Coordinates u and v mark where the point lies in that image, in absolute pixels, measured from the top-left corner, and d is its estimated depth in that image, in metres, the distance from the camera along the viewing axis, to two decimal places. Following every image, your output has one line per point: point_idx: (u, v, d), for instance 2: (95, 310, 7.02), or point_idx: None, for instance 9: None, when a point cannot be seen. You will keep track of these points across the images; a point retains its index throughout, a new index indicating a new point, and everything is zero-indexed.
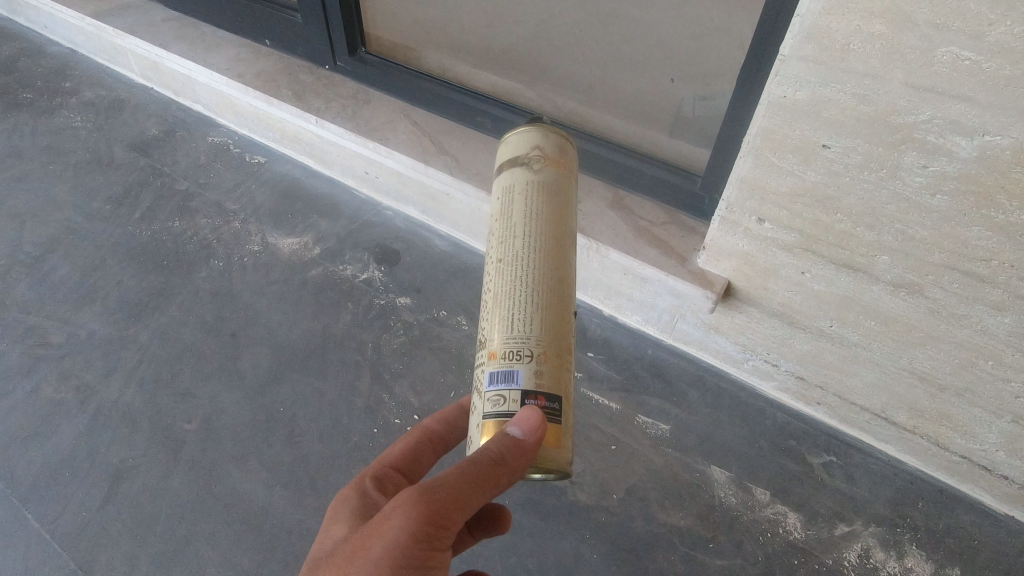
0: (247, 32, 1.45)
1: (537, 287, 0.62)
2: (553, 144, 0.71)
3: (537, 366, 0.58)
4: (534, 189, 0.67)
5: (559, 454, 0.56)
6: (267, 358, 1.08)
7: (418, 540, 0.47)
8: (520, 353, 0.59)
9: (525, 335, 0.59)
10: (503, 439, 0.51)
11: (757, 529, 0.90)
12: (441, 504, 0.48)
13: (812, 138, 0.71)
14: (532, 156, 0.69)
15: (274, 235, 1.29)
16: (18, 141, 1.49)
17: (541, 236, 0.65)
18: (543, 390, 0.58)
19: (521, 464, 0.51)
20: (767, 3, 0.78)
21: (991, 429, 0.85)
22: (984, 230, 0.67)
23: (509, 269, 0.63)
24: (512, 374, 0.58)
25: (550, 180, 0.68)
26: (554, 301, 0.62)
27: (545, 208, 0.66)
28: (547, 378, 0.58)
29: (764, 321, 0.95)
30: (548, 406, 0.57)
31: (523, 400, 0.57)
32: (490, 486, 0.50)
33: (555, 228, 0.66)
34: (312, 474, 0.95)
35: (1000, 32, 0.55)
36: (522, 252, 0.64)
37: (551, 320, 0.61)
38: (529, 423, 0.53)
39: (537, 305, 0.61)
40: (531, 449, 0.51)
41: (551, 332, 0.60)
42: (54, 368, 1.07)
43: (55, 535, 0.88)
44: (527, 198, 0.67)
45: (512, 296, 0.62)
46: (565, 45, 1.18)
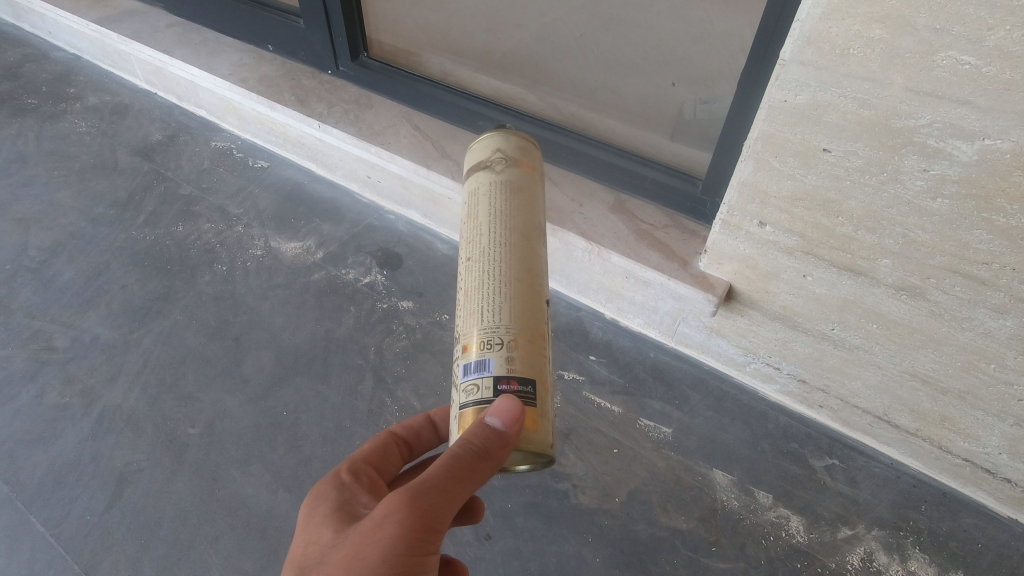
0: (249, 37, 1.46)
1: (504, 277, 0.64)
2: (516, 147, 0.74)
3: (508, 353, 0.59)
4: (498, 189, 0.71)
5: (537, 438, 0.56)
6: (270, 362, 1.08)
7: (412, 546, 0.48)
8: (490, 342, 0.60)
9: (495, 324, 0.61)
10: (484, 431, 0.52)
11: (759, 533, 0.90)
12: (432, 507, 0.49)
13: (813, 142, 0.72)
14: (494, 158, 0.73)
15: (277, 239, 1.29)
16: (23, 146, 1.50)
17: (507, 230, 0.67)
18: (515, 374, 0.58)
19: (504, 456, 0.52)
20: (767, 8, 0.78)
21: (994, 432, 0.85)
22: (985, 233, 0.67)
23: (477, 264, 0.65)
24: (484, 362, 0.59)
25: (513, 178, 0.72)
26: (522, 290, 0.63)
27: (510, 204, 0.69)
28: (519, 363, 0.59)
29: (766, 324, 0.95)
30: (521, 390, 0.58)
31: (495, 386, 0.57)
32: (476, 481, 0.51)
33: (521, 222, 0.68)
34: (315, 477, 0.95)
35: (1000, 37, 0.55)
36: (489, 247, 0.66)
37: (520, 308, 0.62)
38: (506, 410, 0.53)
39: (505, 295, 0.62)
40: (512, 440, 0.52)
41: (521, 319, 0.61)
42: (58, 372, 1.08)
43: (60, 538, 0.89)
44: (491, 198, 0.70)
45: (480, 289, 0.63)
46: (564, 50, 1.16)
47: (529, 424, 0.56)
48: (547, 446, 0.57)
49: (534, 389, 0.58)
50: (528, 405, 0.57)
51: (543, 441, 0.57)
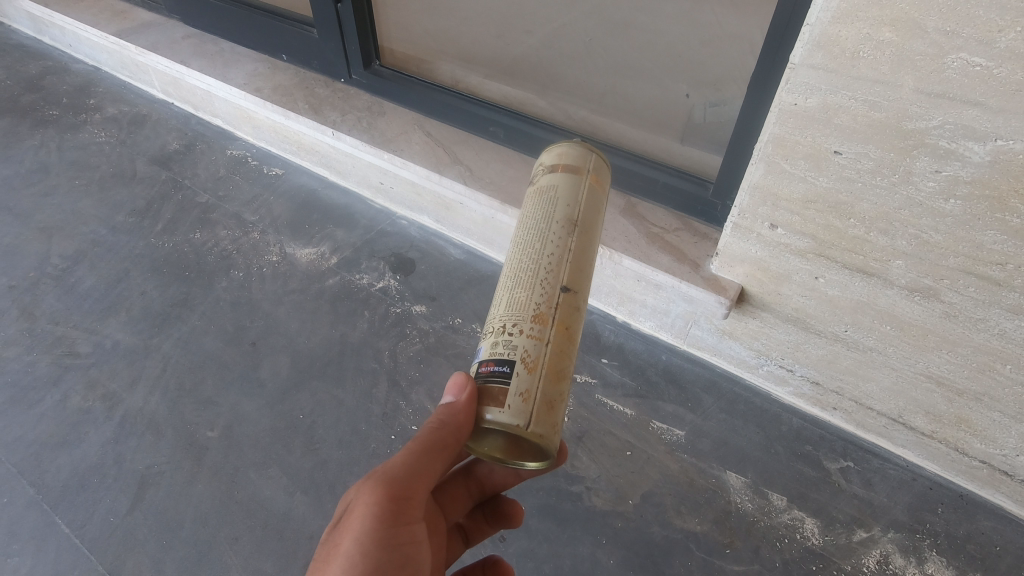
0: (264, 48, 1.49)
1: (511, 271, 0.68)
2: (553, 154, 0.77)
3: (495, 339, 0.63)
4: (532, 197, 0.75)
5: (506, 414, 0.58)
6: (287, 367, 1.10)
7: (382, 519, 0.53)
8: (486, 332, 0.66)
9: (494, 315, 0.66)
10: (441, 408, 0.59)
11: (774, 535, 0.90)
12: (398, 479, 0.54)
13: (823, 144, 0.72)
14: (536, 171, 0.78)
15: (292, 246, 1.31)
16: (45, 157, 1.54)
17: (528, 230, 0.71)
18: (494, 356, 0.62)
19: (463, 424, 0.58)
20: (778, 12, 0.78)
21: (1011, 433, 0.84)
22: (999, 233, 0.67)
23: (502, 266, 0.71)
24: (479, 350, 0.65)
25: (547, 183, 0.74)
26: (526, 279, 0.66)
27: (535, 207, 0.72)
28: (501, 347, 0.62)
29: (778, 327, 0.96)
30: (497, 371, 0.60)
31: (478, 369, 0.63)
32: (439, 452, 0.56)
33: (541, 221, 0.70)
34: (332, 480, 0.96)
35: (1011, 38, 0.56)
36: (510, 248, 0.71)
37: (518, 296, 0.65)
38: (455, 384, 0.60)
39: (508, 287, 0.67)
40: (463, 408, 0.59)
41: (515, 306, 0.64)
42: (82, 377, 1.10)
43: (84, 539, 0.91)
44: (526, 205, 0.75)
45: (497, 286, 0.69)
46: (576, 57, 1.24)
47: (497, 399, 0.59)
48: (516, 422, 0.57)
49: (512, 368, 0.60)
50: (499, 383, 0.59)
51: (508, 416, 0.58)
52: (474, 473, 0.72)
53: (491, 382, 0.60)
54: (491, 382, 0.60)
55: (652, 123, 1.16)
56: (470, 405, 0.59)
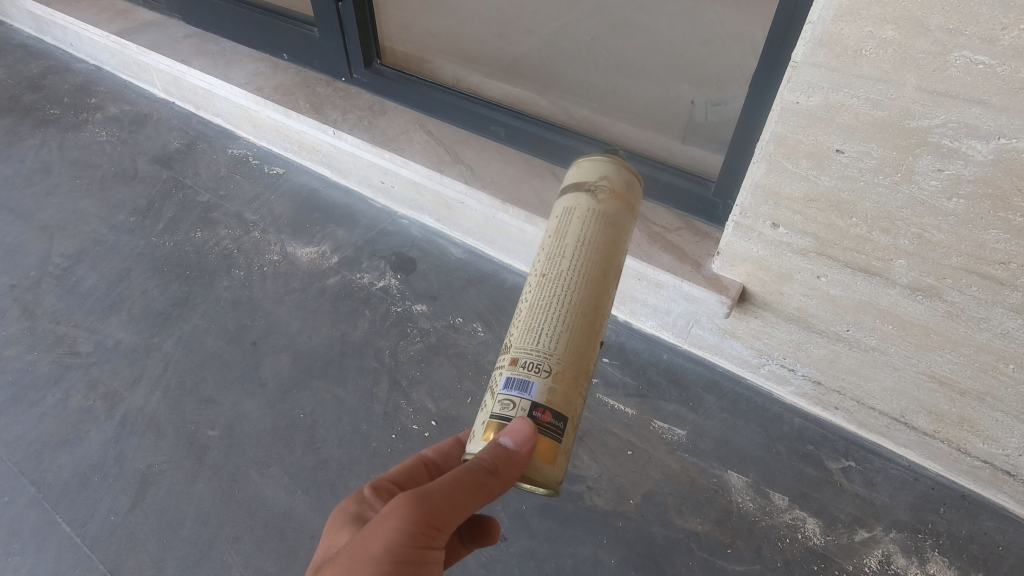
0: (265, 47, 1.49)
1: (568, 309, 0.67)
2: (621, 179, 0.76)
3: (552, 383, 0.63)
4: (591, 219, 0.72)
5: (552, 471, 0.60)
6: (288, 366, 1.10)
7: (414, 543, 0.50)
8: (539, 366, 0.64)
9: (548, 352, 0.64)
10: (496, 449, 0.56)
11: (775, 535, 0.90)
12: (437, 508, 0.51)
13: (825, 143, 0.72)
14: (598, 186, 0.74)
15: (293, 245, 1.31)
16: (46, 156, 1.54)
17: (585, 264, 0.70)
18: (551, 407, 0.62)
19: (512, 474, 0.56)
20: (778, 12, 0.78)
21: (1014, 433, 0.84)
22: (1002, 232, 0.67)
23: (549, 287, 0.69)
24: (527, 384, 0.63)
25: (609, 213, 0.73)
26: (583, 327, 0.66)
27: (594, 238, 0.71)
28: (558, 397, 0.63)
29: (779, 326, 0.95)
30: (553, 424, 0.61)
31: (530, 411, 0.61)
32: (482, 494, 0.54)
33: (601, 259, 0.70)
34: (333, 479, 0.96)
35: (1014, 36, 0.55)
36: (564, 274, 0.69)
37: (574, 343, 0.65)
38: (522, 433, 0.57)
39: (564, 326, 0.66)
40: (520, 459, 0.56)
41: (573, 356, 0.65)
42: (83, 376, 1.10)
43: (84, 538, 0.91)
44: (583, 226, 0.72)
45: (546, 311, 0.67)
46: (577, 61, 1.27)
47: (549, 455, 0.60)
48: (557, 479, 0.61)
49: (564, 425, 0.62)
50: (552, 438, 0.61)
51: (553, 473, 0.60)
52: None
53: (545, 433, 0.61)
54: (545, 433, 0.61)
55: (652, 123, 1.17)
56: (526, 458, 0.57)
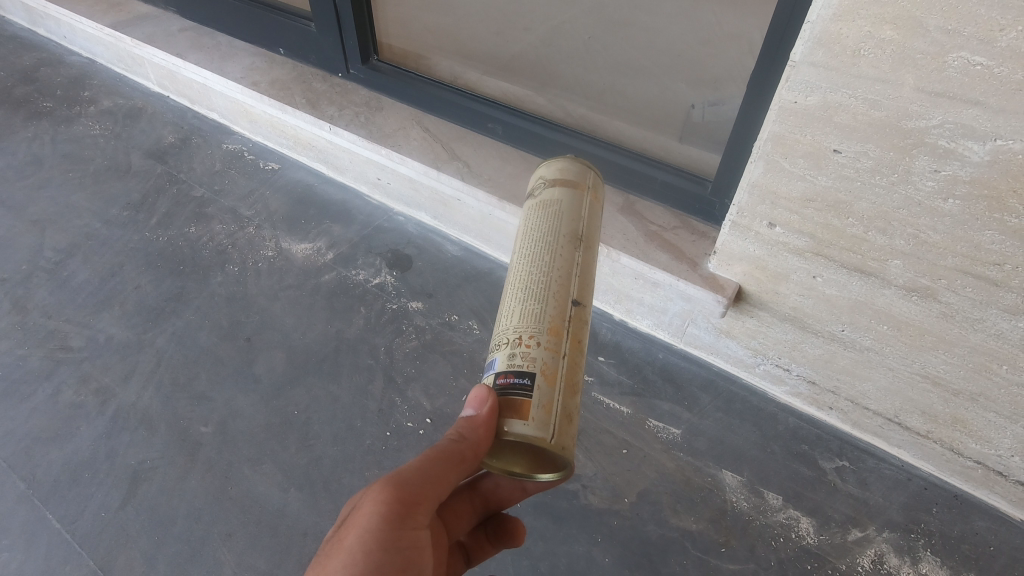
0: (261, 42, 1.48)
1: (522, 284, 0.68)
2: (555, 164, 0.80)
3: (512, 350, 0.63)
4: (535, 211, 0.76)
5: (531, 426, 0.58)
6: (282, 362, 1.09)
7: (389, 521, 0.52)
8: (497, 345, 0.65)
9: (506, 327, 0.66)
10: (460, 419, 0.58)
11: (769, 534, 0.90)
12: (409, 484, 0.53)
13: (823, 143, 0.72)
14: (536, 184, 0.79)
15: (288, 241, 1.30)
16: (39, 149, 1.52)
17: (533, 243, 0.72)
18: (513, 369, 0.61)
19: (480, 437, 0.56)
20: (777, 12, 0.78)
21: (1006, 434, 0.84)
22: (998, 233, 0.67)
23: (508, 278, 0.71)
24: (492, 361, 0.64)
25: (550, 197, 0.76)
26: (539, 292, 0.66)
27: (540, 220, 0.74)
28: (519, 358, 0.62)
29: (775, 325, 0.95)
30: (518, 383, 0.60)
31: (495, 381, 0.62)
32: (454, 464, 0.55)
33: (548, 232, 0.72)
34: (327, 476, 0.96)
35: (1012, 37, 0.55)
36: (516, 260, 0.71)
37: (533, 310, 0.65)
38: (478, 397, 0.58)
39: (519, 299, 0.67)
40: (483, 420, 0.57)
41: (529, 319, 0.64)
42: (74, 371, 1.09)
43: (75, 534, 0.90)
44: (528, 217, 0.75)
45: (505, 298, 0.69)
46: (575, 59, 1.31)
47: (519, 412, 0.59)
48: (541, 435, 0.58)
49: (532, 381, 0.60)
50: (521, 395, 0.59)
51: (531, 427, 0.58)
52: (479, 488, 0.71)
53: (512, 393, 0.60)
54: (512, 393, 0.60)
55: (650, 122, 1.17)
56: (491, 418, 0.58)
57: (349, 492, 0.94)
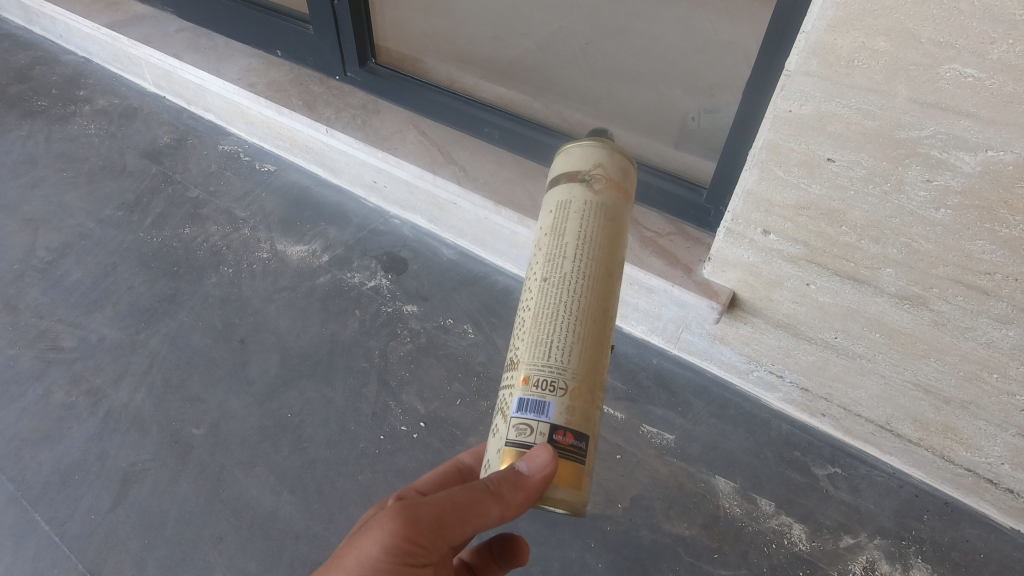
0: (259, 43, 1.48)
1: (578, 315, 0.62)
2: (617, 165, 0.70)
3: (569, 401, 0.59)
4: (591, 212, 0.67)
5: (576, 496, 0.57)
6: (275, 364, 1.09)
7: (392, 556, 0.51)
8: (552, 384, 0.60)
9: (561, 367, 0.60)
10: (507, 471, 0.54)
11: (762, 541, 0.90)
12: (424, 524, 0.51)
13: (817, 151, 0.73)
14: (595, 173, 0.69)
15: (283, 243, 1.30)
16: (32, 148, 1.51)
17: (591, 262, 0.65)
18: (572, 427, 0.58)
19: (518, 499, 0.53)
20: (771, 23, 0.79)
21: (996, 442, 0.85)
22: (989, 243, 0.68)
23: (554, 291, 0.64)
24: (544, 406, 0.59)
25: (609, 202, 0.68)
26: (596, 333, 0.62)
27: (597, 232, 0.66)
28: (577, 415, 0.59)
29: (769, 332, 0.96)
30: (576, 445, 0.58)
31: (550, 435, 0.58)
32: (474, 516, 0.52)
33: (604, 254, 0.66)
34: (319, 480, 0.95)
35: (1003, 50, 0.56)
36: (569, 276, 0.64)
37: (589, 354, 0.62)
38: (540, 460, 0.54)
39: (576, 336, 0.62)
40: (529, 485, 0.53)
41: (587, 368, 0.61)
42: (65, 372, 1.08)
43: (64, 537, 0.89)
44: (583, 220, 0.67)
45: (556, 321, 0.62)
46: (573, 70, 1.33)
47: (570, 478, 0.57)
48: (581, 503, 0.57)
49: (587, 443, 0.59)
50: (576, 461, 0.58)
51: (573, 497, 0.57)
52: None
53: (569, 456, 0.57)
54: (567, 457, 0.57)
55: (645, 128, 1.19)
56: (541, 485, 0.54)
57: (342, 496, 0.94)
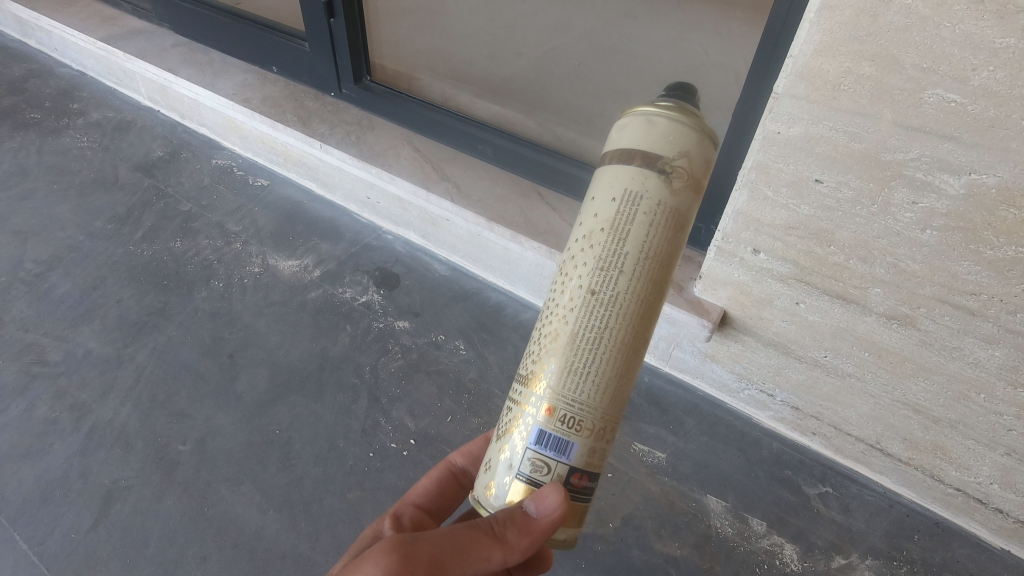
0: (255, 59, 1.49)
1: (620, 346, 0.58)
2: (704, 157, 0.58)
3: (591, 443, 0.58)
4: (661, 220, 0.57)
5: (574, 533, 0.59)
6: (265, 379, 1.08)
7: None
8: (579, 423, 0.58)
9: (592, 405, 0.58)
10: (514, 511, 0.55)
11: (753, 561, 0.89)
12: (422, 560, 0.52)
13: (805, 173, 0.74)
14: (677, 168, 0.57)
15: (275, 257, 1.30)
16: (24, 160, 1.51)
17: (648, 283, 0.58)
18: (587, 469, 0.58)
19: (522, 543, 0.53)
20: (760, 47, 0.81)
21: (985, 461, 0.85)
22: (974, 264, 0.69)
23: (600, 313, 0.58)
24: (566, 447, 0.57)
25: (683, 208, 0.58)
26: (631, 365, 0.59)
27: (660, 245, 0.58)
28: (596, 455, 0.59)
29: (760, 350, 0.96)
30: (588, 486, 0.59)
31: (566, 477, 0.58)
32: (474, 559, 0.53)
33: (662, 273, 0.58)
34: (307, 498, 0.94)
35: (984, 76, 0.58)
36: (620, 296, 0.57)
37: (620, 389, 0.59)
38: (549, 503, 0.54)
39: (612, 373, 0.58)
40: (535, 530, 0.53)
41: (615, 404, 0.59)
42: (49, 387, 1.07)
43: (42, 556, 0.87)
44: (650, 228, 0.57)
45: (595, 349, 0.58)
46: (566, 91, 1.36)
47: (569, 519, 0.58)
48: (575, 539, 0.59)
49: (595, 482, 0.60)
50: (581, 501, 0.59)
51: (569, 535, 0.58)
52: None
53: (576, 497, 0.58)
54: (575, 499, 0.58)
55: None
56: (547, 530, 0.54)
57: (329, 514, 0.92)
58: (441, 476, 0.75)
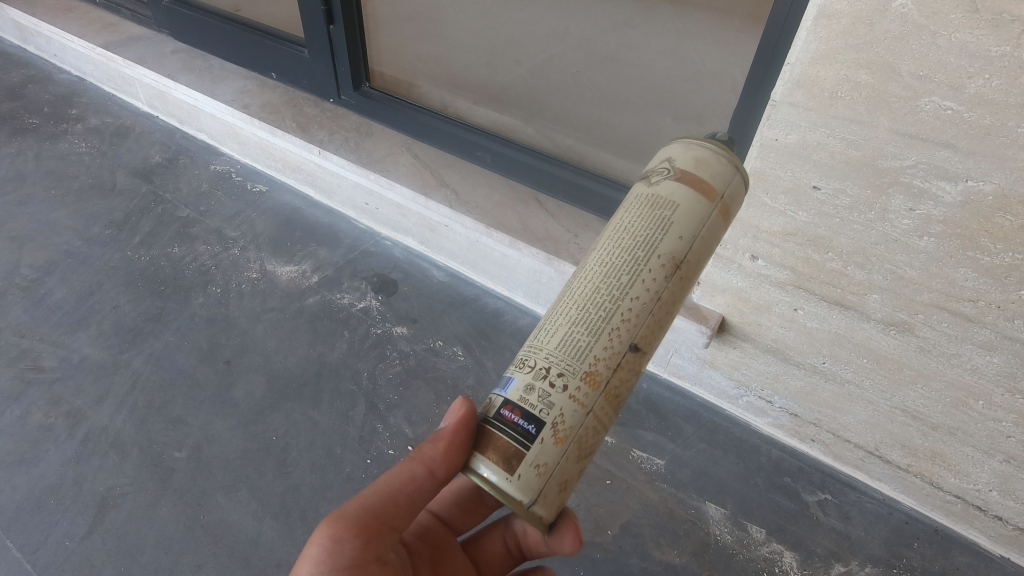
0: (254, 65, 1.49)
1: (579, 301, 0.58)
2: (690, 157, 0.60)
3: (531, 382, 0.56)
4: (637, 203, 0.61)
5: (505, 477, 0.53)
6: (262, 386, 1.08)
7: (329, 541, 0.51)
8: (524, 361, 0.58)
9: (540, 347, 0.58)
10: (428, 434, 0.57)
11: (752, 569, 0.89)
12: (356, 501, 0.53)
13: (803, 180, 0.74)
14: (659, 168, 0.62)
15: (273, 263, 1.29)
16: (21, 165, 1.51)
17: (618, 252, 0.59)
18: (521, 406, 0.55)
19: (437, 447, 0.54)
20: (757, 56, 0.81)
21: (984, 468, 0.85)
22: (971, 271, 0.69)
23: (571, 279, 0.61)
24: (508, 381, 0.58)
25: (661, 193, 0.59)
26: (590, 322, 0.57)
27: (636, 223, 0.59)
28: (533, 397, 0.55)
29: (758, 356, 0.96)
30: (521, 425, 0.55)
31: (499, 408, 0.57)
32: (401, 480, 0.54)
33: (638, 247, 0.58)
34: (303, 505, 0.93)
35: (979, 84, 0.58)
36: (589, 263, 0.60)
37: (574, 341, 0.56)
38: (453, 408, 0.56)
39: (566, 321, 0.58)
40: (445, 432, 0.55)
41: (566, 355, 0.56)
42: (44, 393, 1.06)
43: (35, 564, 0.86)
44: (626, 211, 0.61)
45: (556, 304, 0.60)
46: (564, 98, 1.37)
47: (500, 454, 0.54)
48: (508, 486, 0.53)
49: (533, 430, 0.54)
50: (512, 439, 0.54)
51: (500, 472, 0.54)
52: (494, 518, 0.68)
53: (503, 429, 0.55)
54: (506, 433, 0.55)
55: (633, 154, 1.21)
56: (457, 431, 0.55)
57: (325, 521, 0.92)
58: (463, 489, 0.66)
